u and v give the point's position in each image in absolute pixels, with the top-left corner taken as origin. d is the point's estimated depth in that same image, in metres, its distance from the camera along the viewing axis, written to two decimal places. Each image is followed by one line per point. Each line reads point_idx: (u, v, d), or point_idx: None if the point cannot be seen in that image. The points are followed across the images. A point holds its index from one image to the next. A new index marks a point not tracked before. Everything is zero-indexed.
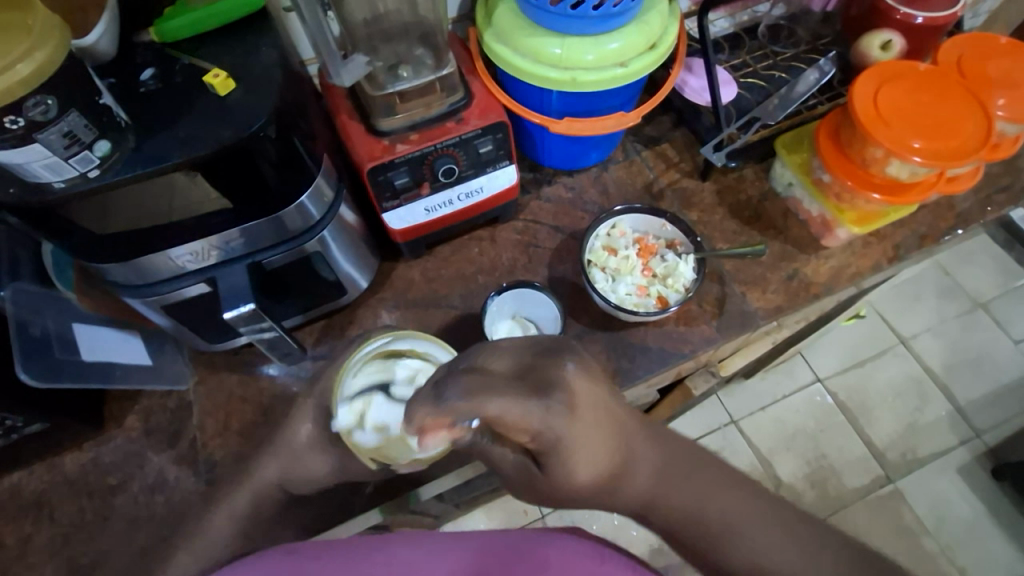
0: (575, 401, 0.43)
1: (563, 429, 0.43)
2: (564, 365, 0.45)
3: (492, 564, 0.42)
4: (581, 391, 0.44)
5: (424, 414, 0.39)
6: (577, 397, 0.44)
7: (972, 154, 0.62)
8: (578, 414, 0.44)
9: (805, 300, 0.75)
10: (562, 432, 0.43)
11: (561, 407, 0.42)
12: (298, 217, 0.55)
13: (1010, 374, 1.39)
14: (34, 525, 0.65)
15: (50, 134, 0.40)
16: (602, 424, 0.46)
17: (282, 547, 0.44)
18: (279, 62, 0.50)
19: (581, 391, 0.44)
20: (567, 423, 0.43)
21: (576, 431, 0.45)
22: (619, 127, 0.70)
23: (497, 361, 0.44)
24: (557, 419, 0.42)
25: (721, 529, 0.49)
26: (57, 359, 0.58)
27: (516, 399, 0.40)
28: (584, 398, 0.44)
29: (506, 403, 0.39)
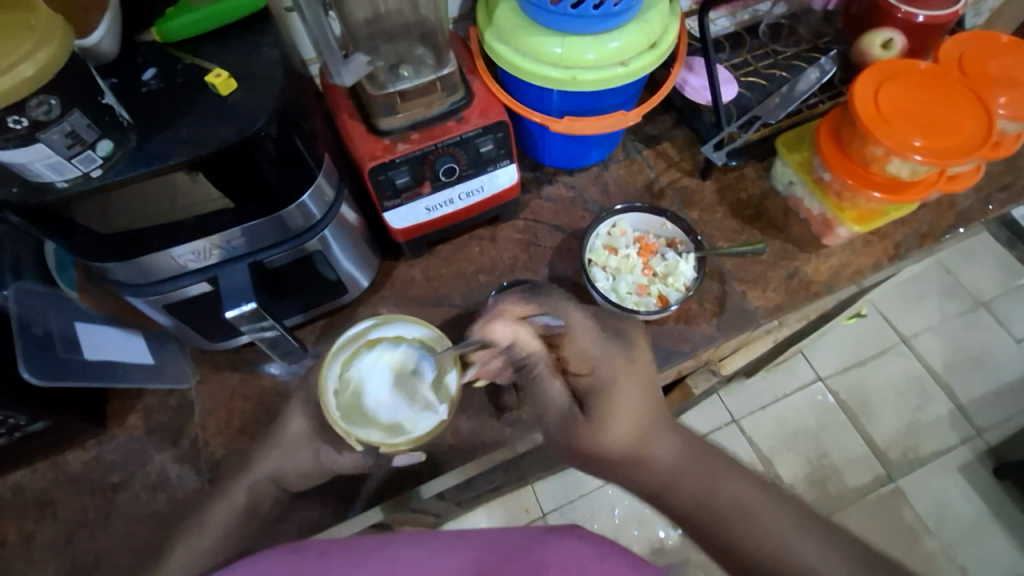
0: (633, 353, 0.56)
1: (617, 367, 0.55)
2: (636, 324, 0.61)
3: (497, 562, 0.42)
4: (642, 350, 0.58)
5: (513, 302, 0.61)
6: (638, 353, 0.57)
7: (973, 152, 0.62)
8: (634, 366, 0.55)
9: (805, 298, 0.75)
10: (615, 369, 0.55)
11: (625, 346, 0.57)
12: (298, 216, 0.55)
13: (1012, 373, 1.39)
14: (37, 523, 0.65)
15: (53, 134, 0.41)
16: (648, 385, 0.55)
17: (289, 545, 0.45)
18: (280, 62, 0.50)
19: (640, 350, 0.58)
20: (622, 364, 0.55)
21: (625, 372, 0.54)
22: (619, 127, 0.70)
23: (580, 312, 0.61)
24: (616, 358, 0.55)
25: (732, 513, 0.49)
26: (60, 357, 0.58)
27: (586, 324, 0.59)
28: (641, 354, 0.57)
29: (580, 327, 0.58)
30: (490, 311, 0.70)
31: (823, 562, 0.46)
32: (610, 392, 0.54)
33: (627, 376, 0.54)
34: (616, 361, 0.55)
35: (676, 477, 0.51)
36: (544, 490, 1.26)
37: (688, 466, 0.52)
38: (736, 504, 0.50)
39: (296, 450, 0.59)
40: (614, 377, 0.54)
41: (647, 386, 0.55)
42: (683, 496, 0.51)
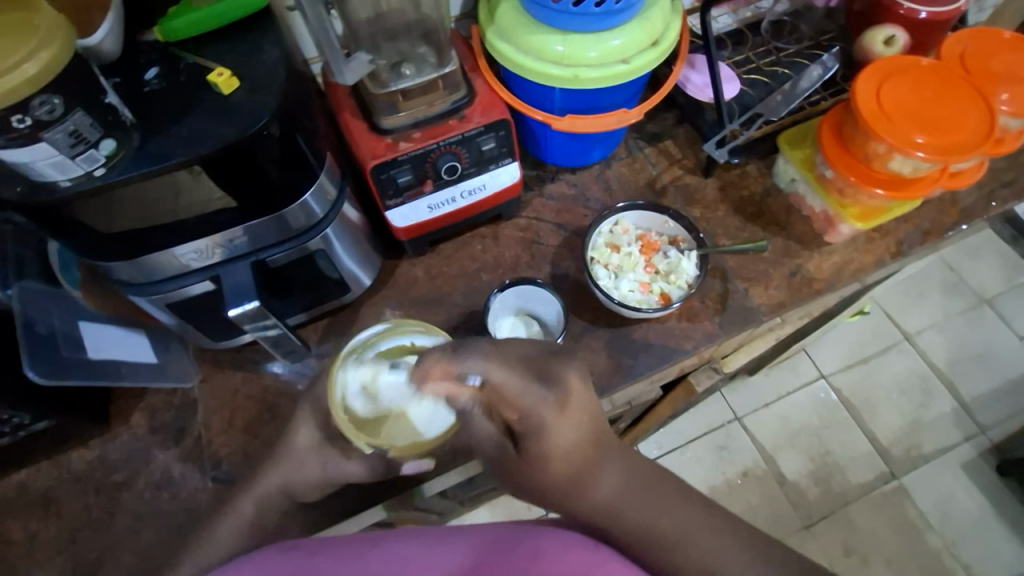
0: (568, 397, 0.49)
1: (548, 418, 0.48)
2: (568, 366, 0.50)
3: (492, 559, 0.42)
4: (579, 391, 0.50)
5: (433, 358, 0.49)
6: (573, 395, 0.49)
7: (975, 149, 0.62)
8: (568, 411, 0.48)
9: (807, 295, 0.75)
10: (548, 417, 0.48)
11: (551, 399, 0.48)
12: (302, 215, 0.56)
13: (1016, 370, 1.39)
14: (42, 522, 0.65)
15: (56, 133, 0.41)
16: (582, 425, 0.49)
17: (281, 544, 0.45)
18: (282, 60, 0.50)
19: (578, 388, 0.50)
20: (554, 414, 0.48)
21: (561, 417, 0.48)
22: (621, 125, 0.69)
23: (501, 352, 0.49)
24: (547, 410, 0.48)
25: (676, 539, 0.46)
26: (63, 356, 0.58)
27: (514, 373, 0.48)
28: (579, 394, 0.50)
29: (507, 379, 0.47)
30: (490, 309, 0.70)
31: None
32: (544, 435, 0.48)
33: (561, 422, 0.48)
34: (542, 413, 0.47)
35: (614, 512, 0.48)
36: None
37: (629, 500, 0.49)
38: (673, 540, 0.46)
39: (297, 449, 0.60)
40: (544, 426, 0.48)
41: (586, 425, 0.50)
42: (624, 533, 0.47)
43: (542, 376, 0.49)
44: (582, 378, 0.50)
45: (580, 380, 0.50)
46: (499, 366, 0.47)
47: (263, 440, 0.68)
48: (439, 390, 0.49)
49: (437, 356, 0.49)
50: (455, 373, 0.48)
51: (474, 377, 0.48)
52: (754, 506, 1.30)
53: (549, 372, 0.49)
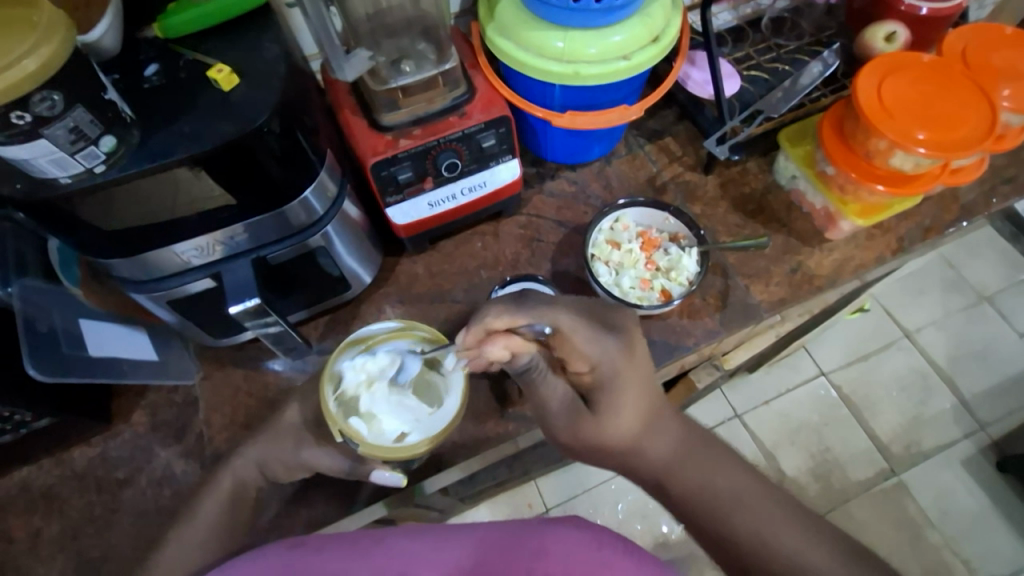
0: (634, 345, 0.52)
1: (620, 366, 0.50)
2: (627, 317, 0.54)
3: (495, 562, 0.42)
4: (639, 337, 0.53)
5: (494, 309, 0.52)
6: (637, 342, 0.52)
7: (976, 145, 0.62)
8: (636, 359, 0.51)
9: (808, 292, 0.75)
10: (620, 366, 0.50)
11: (619, 346, 0.50)
12: (302, 212, 0.56)
13: (1016, 366, 1.39)
14: (44, 519, 0.65)
15: (56, 130, 0.40)
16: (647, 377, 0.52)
17: (288, 540, 0.45)
18: (282, 57, 0.50)
19: (639, 337, 0.53)
20: (625, 361, 0.50)
21: (629, 367, 0.51)
22: (622, 121, 0.68)
23: (562, 302, 0.54)
24: (618, 356, 0.50)
25: (725, 501, 0.48)
26: (65, 354, 0.58)
27: (582, 322, 0.51)
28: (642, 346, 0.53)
29: (575, 328, 0.51)
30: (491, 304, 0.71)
31: (806, 551, 0.45)
32: (615, 389, 0.50)
33: (630, 372, 0.51)
34: (616, 361, 0.50)
35: (669, 469, 0.51)
36: (547, 486, 1.26)
37: (682, 459, 0.51)
38: (726, 499, 0.48)
39: (299, 446, 0.60)
40: (615, 376, 0.50)
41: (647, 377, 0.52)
42: (679, 491, 0.50)
43: (603, 326, 0.52)
44: (636, 322, 0.54)
45: (635, 324, 0.54)
46: (566, 315, 0.51)
47: None
48: (503, 348, 0.52)
49: (500, 311, 0.52)
50: (522, 327, 0.52)
51: (545, 326, 0.51)
52: None
53: (609, 319, 0.53)
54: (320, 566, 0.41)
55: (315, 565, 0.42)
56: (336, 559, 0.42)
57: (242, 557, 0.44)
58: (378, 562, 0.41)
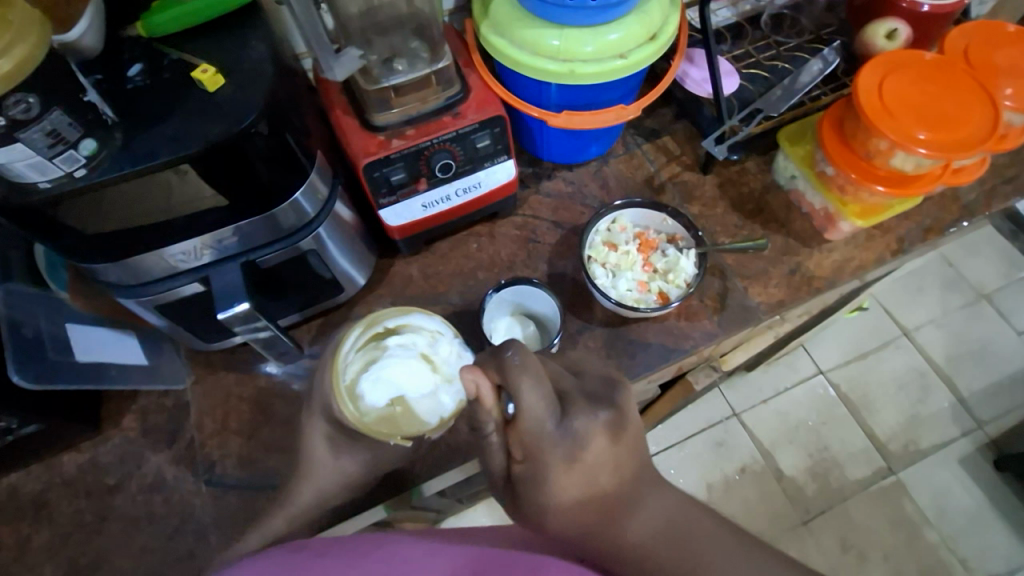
0: (583, 453, 0.44)
1: (553, 471, 0.45)
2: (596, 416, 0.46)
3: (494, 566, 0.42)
4: (601, 445, 0.45)
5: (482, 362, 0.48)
6: (590, 450, 0.45)
7: (979, 145, 0.61)
8: (576, 466, 0.45)
9: (807, 293, 0.74)
10: (552, 465, 0.44)
11: (563, 447, 0.44)
12: (291, 215, 0.54)
13: (1014, 365, 1.39)
14: (34, 526, 0.64)
15: (33, 134, 0.39)
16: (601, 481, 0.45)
17: (290, 545, 0.44)
18: (269, 56, 0.49)
19: (598, 446, 0.45)
20: (560, 462, 0.44)
21: (574, 469, 0.45)
22: (619, 121, 0.67)
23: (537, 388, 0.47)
24: (558, 448, 0.44)
25: None
26: (50, 359, 0.57)
27: (544, 409, 0.45)
28: (633, 425, 0.47)
29: (535, 412, 0.44)
30: (486, 308, 0.69)
31: None
32: (546, 481, 0.45)
33: (568, 473, 0.45)
34: (551, 460, 0.44)
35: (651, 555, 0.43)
36: None
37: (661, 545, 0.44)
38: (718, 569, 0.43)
39: None
40: (546, 476, 0.45)
41: (613, 474, 0.46)
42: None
43: (563, 420, 0.45)
44: (607, 428, 0.45)
45: (604, 433, 0.45)
46: (535, 394, 0.44)
47: (258, 441, 0.67)
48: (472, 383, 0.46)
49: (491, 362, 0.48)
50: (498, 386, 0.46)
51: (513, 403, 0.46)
52: (751, 502, 1.29)
53: (575, 417, 0.45)
54: (325, 568, 0.40)
55: (318, 564, 0.40)
56: (341, 562, 0.40)
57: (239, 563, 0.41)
58: (383, 566, 0.40)
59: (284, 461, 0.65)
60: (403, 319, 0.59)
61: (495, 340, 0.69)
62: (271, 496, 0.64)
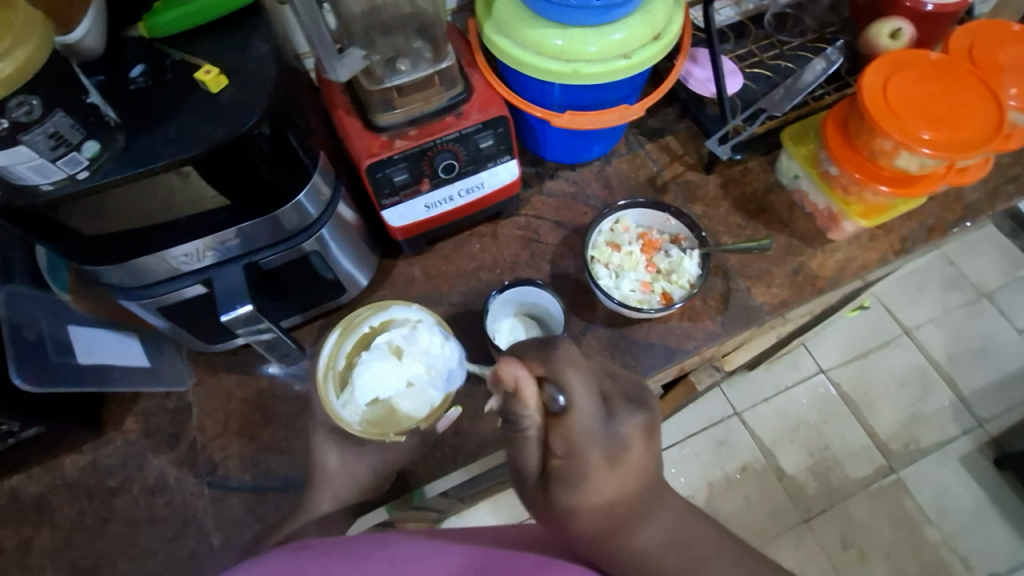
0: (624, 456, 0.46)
1: (595, 472, 0.45)
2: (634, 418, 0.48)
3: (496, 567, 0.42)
4: (640, 449, 0.47)
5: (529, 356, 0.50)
6: (631, 453, 0.46)
7: (984, 145, 0.61)
8: (618, 469, 0.45)
9: (810, 294, 0.74)
10: (595, 467, 0.45)
11: (609, 449, 0.45)
12: (294, 216, 0.54)
13: (1015, 363, 1.39)
14: (35, 528, 0.64)
15: (35, 136, 0.39)
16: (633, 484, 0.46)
17: (288, 545, 0.43)
18: (273, 56, 0.48)
19: (637, 449, 0.46)
20: (604, 464, 0.45)
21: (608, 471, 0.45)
22: (622, 122, 0.67)
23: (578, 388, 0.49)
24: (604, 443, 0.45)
25: None
26: (52, 362, 0.57)
27: (592, 410, 0.46)
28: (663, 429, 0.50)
29: (584, 412, 0.46)
30: (489, 311, 0.68)
31: None
32: (584, 482, 0.45)
33: (607, 474, 0.45)
34: (596, 461, 0.45)
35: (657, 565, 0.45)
36: None
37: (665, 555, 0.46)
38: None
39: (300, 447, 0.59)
40: (586, 477, 0.45)
41: (636, 482, 0.47)
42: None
43: (609, 421, 0.46)
44: (645, 431, 0.47)
45: (643, 436, 0.47)
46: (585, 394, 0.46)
47: (260, 443, 0.67)
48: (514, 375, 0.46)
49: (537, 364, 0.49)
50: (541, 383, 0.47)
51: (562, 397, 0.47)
52: (752, 501, 1.29)
53: (620, 420, 0.47)
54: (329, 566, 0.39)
55: (321, 563, 0.40)
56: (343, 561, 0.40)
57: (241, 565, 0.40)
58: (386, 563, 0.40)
59: (286, 463, 0.65)
60: (385, 317, 0.62)
61: (500, 344, 0.68)
62: (273, 498, 0.64)
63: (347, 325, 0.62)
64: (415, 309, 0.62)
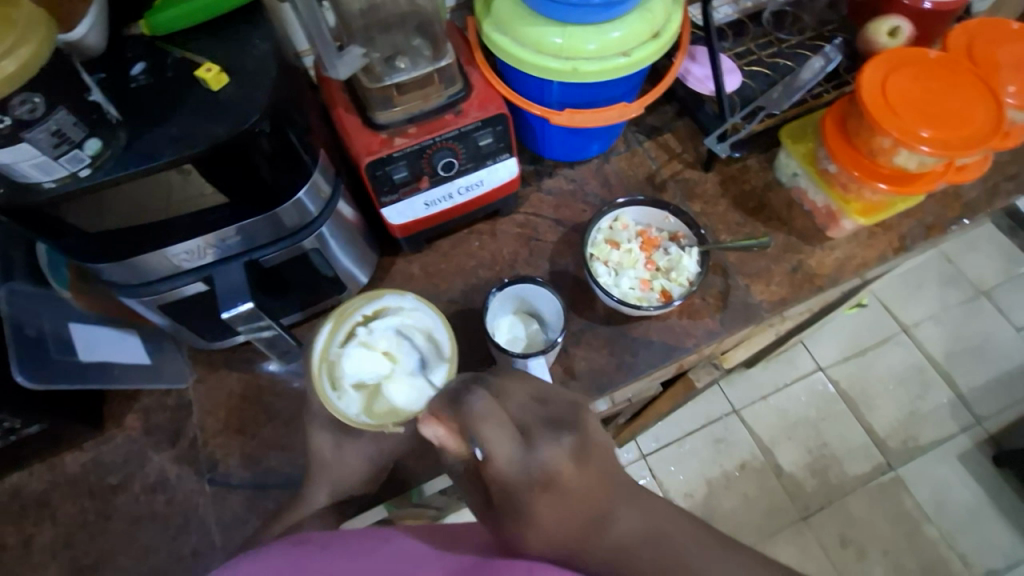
0: (554, 478, 0.38)
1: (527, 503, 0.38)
2: (562, 441, 0.40)
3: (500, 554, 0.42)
4: (572, 473, 0.39)
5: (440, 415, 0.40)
6: (563, 479, 0.38)
7: (981, 143, 0.61)
8: (551, 497, 0.38)
9: (809, 291, 0.74)
10: (525, 499, 0.38)
11: (533, 482, 0.38)
12: (294, 213, 0.54)
13: (1012, 360, 1.39)
14: (37, 525, 0.64)
15: (38, 133, 0.39)
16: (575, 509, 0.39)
17: (290, 539, 0.44)
18: (272, 54, 0.48)
19: (571, 474, 0.39)
20: (533, 495, 0.38)
21: (546, 501, 0.38)
22: (622, 119, 0.67)
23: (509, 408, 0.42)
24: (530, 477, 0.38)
25: None
26: (53, 359, 0.57)
27: (505, 450, 0.38)
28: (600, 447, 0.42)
29: (499, 455, 0.38)
30: (489, 308, 0.68)
31: None
32: (525, 512, 0.38)
33: (545, 502, 0.38)
34: (526, 493, 0.38)
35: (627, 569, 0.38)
36: None
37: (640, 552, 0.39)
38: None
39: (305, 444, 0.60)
40: (523, 510, 0.38)
41: (588, 495, 0.39)
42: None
43: (527, 450, 0.38)
44: (575, 453, 0.39)
45: (572, 460, 0.39)
46: (493, 431, 0.38)
47: (260, 440, 0.67)
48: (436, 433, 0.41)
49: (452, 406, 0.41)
50: (458, 432, 0.40)
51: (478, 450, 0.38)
52: (751, 499, 1.30)
53: (541, 446, 0.39)
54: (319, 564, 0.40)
55: (322, 557, 0.41)
56: (335, 559, 0.41)
57: (238, 557, 0.42)
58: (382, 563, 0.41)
59: (287, 460, 0.65)
60: (376, 305, 0.60)
61: (500, 341, 0.68)
62: (274, 495, 0.64)
63: (336, 314, 0.59)
64: (409, 298, 0.60)
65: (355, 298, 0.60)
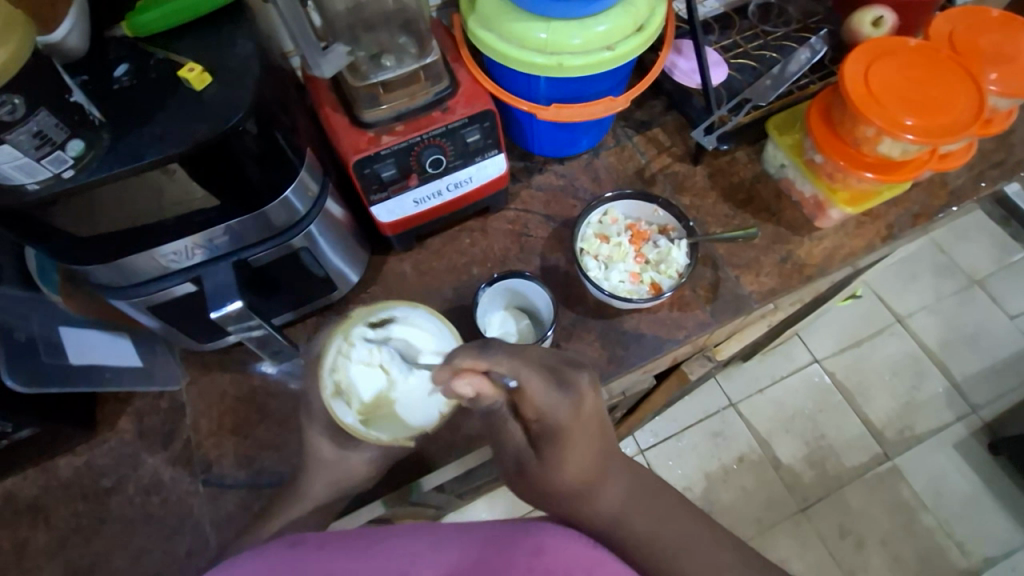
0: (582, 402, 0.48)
1: (567, 422, 0.47)
2: (581, 376, 0.49)
3: (493, 556, 0.41)
4: (591, 399, 0.49)
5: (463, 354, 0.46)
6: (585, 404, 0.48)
7: (964, 129, 0.61)
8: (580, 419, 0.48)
9: (798, 281, 0.74)
10: (564, 422, 0.47)
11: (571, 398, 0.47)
12: (283, 212, 0.54)
13: (1008, 349, 1.40)
14: (30, 530, 0.64)
15: (19, 135, 0.39)
16: (590, 427, 0.49)
17: (285, 539, 0.44)
18: (256, 54, 0.49)
19: (591, 400, 0.49)
20: (570, 417, 0.47)
21: (577, 424, 0.48)
22: (608, 112, 0.68)
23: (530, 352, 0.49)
24: (566, 413, 0.47)
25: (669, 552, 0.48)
26: (44, 362, 0.57)
27: (543, 383, 0.46)
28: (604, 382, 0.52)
29: (535, 386, 0.46)
30: (479, 304, 0.68)
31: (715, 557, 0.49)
32: (561, 440, 0.48)
33: (578, 434, 0.48)
34: (563, 419, 0.47)
35: (620, 518, 0.49)
36: None
37: (631, 509, 0.50)
38: (664, 546, 0.48)
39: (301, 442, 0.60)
40: (561, 434, 0.48)
41: (597, 419, 0.50)
42: (631, 545, 0.48)
43: (559, 388, 0.47)
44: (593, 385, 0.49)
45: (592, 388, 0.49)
46: (533, 373, 0.46)
47: (254, 440, 0.67)
48: (470, 385, 0.45)
49: (469, 353, 0.46)
50: (490, 375, 0.46)
51: (513, 380, 0.45)
52: (750, 491, 1.30)
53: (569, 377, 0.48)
54: (323, 564, 0.41)
55: (319, 561, 0.41)
56: (341, 558, 0.41)
57: (235, 557, 0.42)
58: (385, 558, 0.41)
59: (280, 460, 0.66)
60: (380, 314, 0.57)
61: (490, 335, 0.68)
62: (269, 494, 0.64)
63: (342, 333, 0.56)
64: (418, 309, 0.58)
65: (358, 311, 0.57)
